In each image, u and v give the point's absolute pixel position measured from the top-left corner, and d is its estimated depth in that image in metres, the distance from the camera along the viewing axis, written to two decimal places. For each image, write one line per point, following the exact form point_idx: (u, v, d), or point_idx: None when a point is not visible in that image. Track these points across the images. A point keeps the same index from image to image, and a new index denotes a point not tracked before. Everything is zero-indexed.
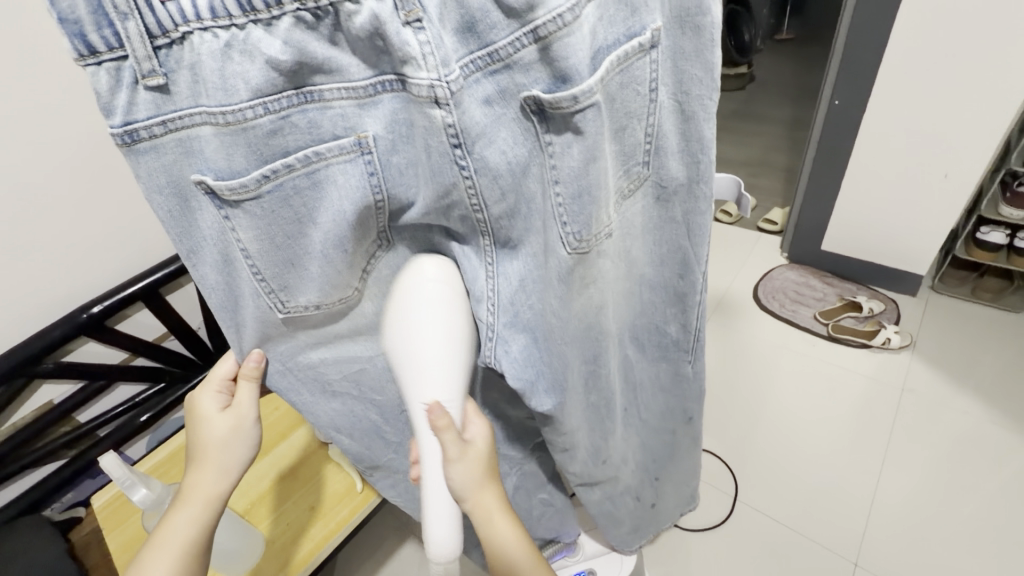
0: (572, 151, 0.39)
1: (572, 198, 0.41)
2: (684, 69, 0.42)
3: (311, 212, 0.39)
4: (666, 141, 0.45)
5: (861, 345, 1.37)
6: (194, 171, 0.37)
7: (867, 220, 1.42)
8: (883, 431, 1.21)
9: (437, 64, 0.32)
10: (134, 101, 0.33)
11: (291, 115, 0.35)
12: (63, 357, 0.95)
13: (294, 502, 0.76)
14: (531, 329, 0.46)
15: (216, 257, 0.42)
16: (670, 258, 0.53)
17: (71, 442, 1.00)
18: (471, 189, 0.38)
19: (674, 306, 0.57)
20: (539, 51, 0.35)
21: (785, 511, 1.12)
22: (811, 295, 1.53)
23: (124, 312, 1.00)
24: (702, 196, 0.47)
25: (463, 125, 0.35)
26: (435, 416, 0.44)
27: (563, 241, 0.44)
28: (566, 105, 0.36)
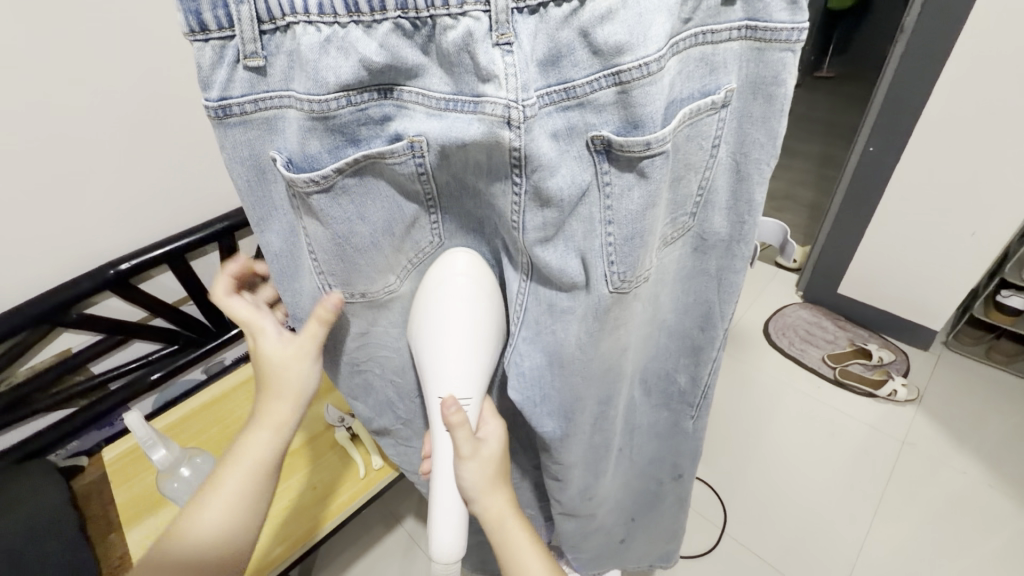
0: (631, 195, 0.39)
1: (623, 243, 0.41)
2: (748, 131, 0.42)
3: (361, 202, 0.41)
4: (716, 196, 0.46)
5: (866, 393, 1.37)
6: (273, 149, 0.39)
7: (888, 269, 1.41)
8: (879, 480, 1.21)
9: (516, 88, 0.32)
10: (231, 79, 0.36)
11: (368, 108, 0.36)
12: (87, 309, 0.97)
13: (298, 480, 0.78)
14: (549, 353, 0.48)
15: (284, 226, 0.46)
16: (697, 308, 0.55)
17: (83, 392, 1.03)
18: (516, 207, 0.38)
19: (688, 356, 0.59)
20: (617, 94, 0.34)
21: (774, 549, 1.12)
22: (822, 336, 1.52)
23: (148, 273, 1.02)
24: (740, 256, 0.48)
25: (528, 151, 0.35)
26: (450, 411, 0.46)
27: (608, 279, 0.43)
28: (638, 150, 0.36)
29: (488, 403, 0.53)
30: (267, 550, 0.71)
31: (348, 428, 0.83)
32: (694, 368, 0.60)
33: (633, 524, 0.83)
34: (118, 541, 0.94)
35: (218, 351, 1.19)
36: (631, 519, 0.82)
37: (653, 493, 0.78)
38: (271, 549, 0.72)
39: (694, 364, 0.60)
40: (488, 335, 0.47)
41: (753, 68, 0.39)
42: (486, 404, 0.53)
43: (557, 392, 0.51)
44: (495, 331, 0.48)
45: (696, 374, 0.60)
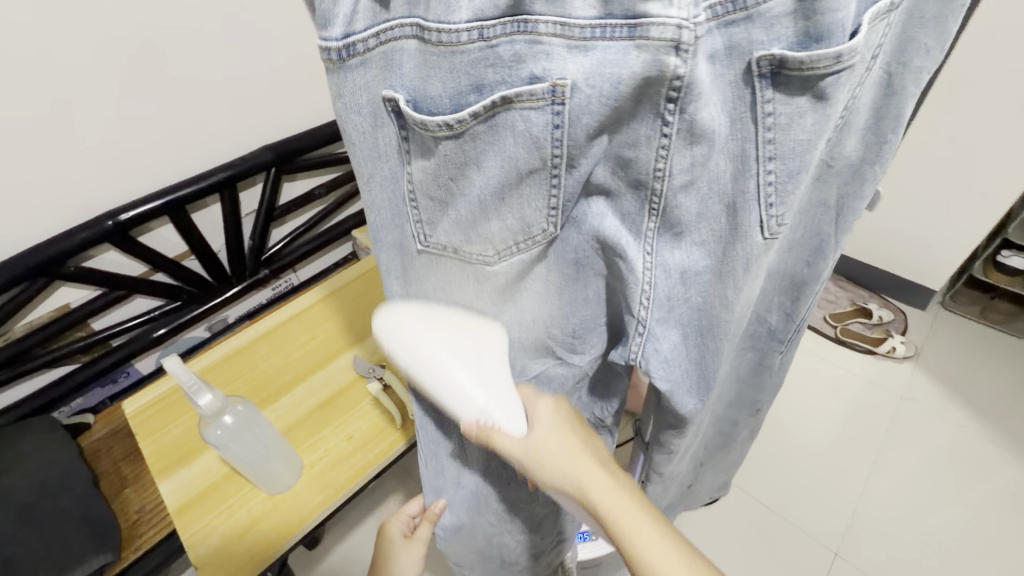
0: (802, 121, 0.36)
1: (784, 179, 0.39)
2: (916, 36, 0.41)
3: (482, 154, 0.38)
4: (859, 117, 0.45)
5: (866, 351, 1.40)
6: (387, 88, 0.38)
7: (893, 230, 1.42)
8: (878, 432, 1.25)
9: (687, 5, 0.31)
10: (355, 12, 0.36)
11: (499, 44, 0.33)
12: (85, 262, 0.93)
13: (334, 431, 0.76)
14: (685, 326, 0.47)
15: (388, 174, 0.44)
16: (807, 247, 0.54)
17: (85, 349, 0.99)
18: (664, 148, 0.36)
19: (789, 295, 0.58)
20: (794, 3, 0.33)
21: (773, 496, 1.16)
22: (823, 297, 1.55)
23: (147, 224, 0.97)
24: (872, 178, 0.48)
25: (691, 78, 0.33)
26: None
27: (761, 224, 0.40)
28: (825, 65, 0.33)
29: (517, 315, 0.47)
30: (307, 499, 0.70)
31: (379, 379, 0.79)
32: (790, 303, 0.58)
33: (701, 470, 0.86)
34: (135, 498, 0.93)
35: (223, 307, 1.15)
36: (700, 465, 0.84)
37: (723, 437, 0.80)
38: (312, 498, 0.70)
39: (791, 301, 0.58)
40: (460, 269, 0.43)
41: None
42: (524, 393, 0.54)
43: (693, 356, 0.49)
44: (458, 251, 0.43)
45: (790, 310, 0.59)
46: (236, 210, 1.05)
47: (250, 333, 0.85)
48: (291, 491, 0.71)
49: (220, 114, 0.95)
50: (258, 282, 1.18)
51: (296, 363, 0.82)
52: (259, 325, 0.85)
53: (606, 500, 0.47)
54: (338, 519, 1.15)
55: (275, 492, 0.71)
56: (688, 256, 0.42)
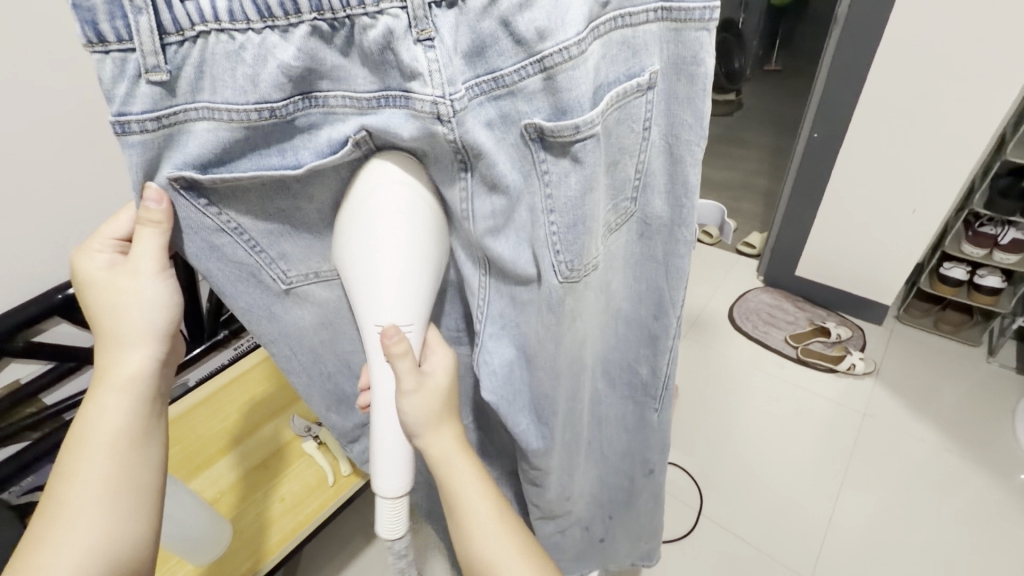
0: (568, 180, 0.39)
1: (567, 229, 0.42)
2: (677, 112, 0.43)
3: (308, 198, 0.42)
4: (653, 179, 0.47)
5: (827, 369, 1.42)
6: (173, 166, 0.37)
7: (840, 250, 1.47)
8: (844, 451, 1.26)
9: (443, 82, 0.33)
10: (133, 94, 0.33)
11: (295, 117, 0.36)
12: (33, 337, 0.94)
13: (266, 493, 0.77)
14: (522, 343, 0.50)
15: (204, 246, 0.43)
16: (648, 295, 0.57)
17: (35, 424, 0.98)
18: (465, 199, 0.39)
19: (647, 346, 0.61)
20: (544, 81, 0.35)
21: (749, 527, 1.15)
22: (784, 318, 1.58)
23: None
24: (684, 239, 0.49)
25: (466, 142, 0.35)
26: (391, 341, 0.42)
27: (554, 268, 0.44)
28: (567, 134, 0.37)
29: (433, 332, 0.50)
30: (236, 564, 0.69)
31: (315, 437, 0.81)
32: (655, 358, 0.61)
33: (610, 521, 0.85)
34: None
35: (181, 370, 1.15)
36: (609, 516, 0.84)
37: (623, 494, 0.80)
38: (238, 564, 0.69)
39: (651, 355, 0.61)
40: (429, 278, 0.42)
41: (673, 48, 0.40)
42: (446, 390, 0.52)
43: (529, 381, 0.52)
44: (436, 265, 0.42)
45: (657, 365, 0.62)
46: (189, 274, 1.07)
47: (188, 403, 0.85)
48: (215, 559, 0.70)
49: None
50: (217, 343, 1.19)
51: (231, 428, 0.82)
52: (196, 393, 0.85)
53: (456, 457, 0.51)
54: None
55: (197, 561, 0.69)
56: (511, 290, 0.47)
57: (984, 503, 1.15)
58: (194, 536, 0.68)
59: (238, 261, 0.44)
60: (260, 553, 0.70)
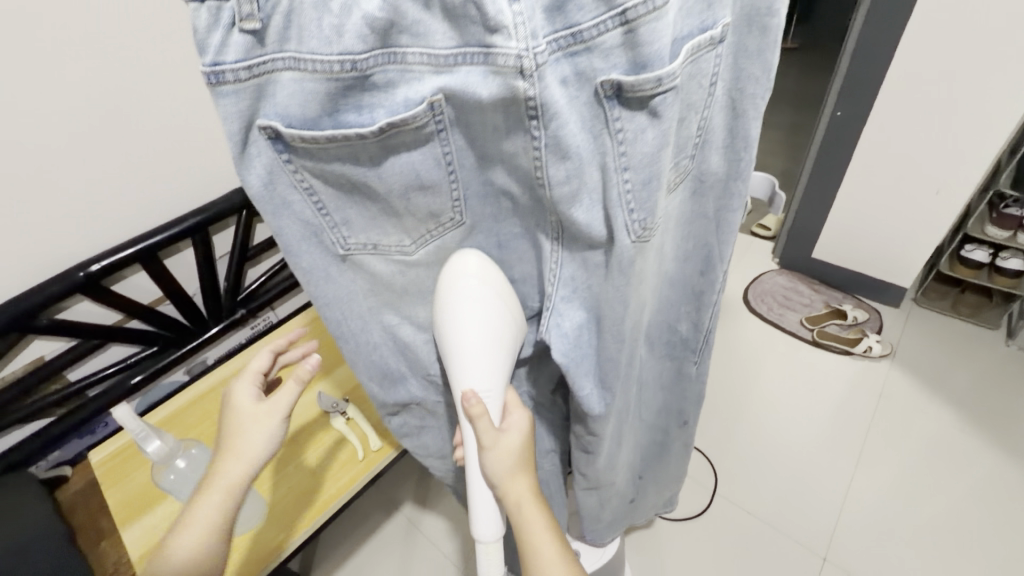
0: (645, 137, 0.37)
1: (641, 188, 0.39)
2: (745, 67, 0.43)
3: (381, 166, 0.39)
4: (713, 136, 0.47)
5: (842, 351, 1.42)
6: (262, 116, 0.37)
7: (858, 231, 1.46)
8: (860, 431, 1.26)
9: (526, 36, 0.31)
10: (226, 43, 0.33)
11: (373, 73, 0.34)
12: (57, 315, 0.95)
13: (297, 466, 0.78)
14: (588, 309, 0.49)
15: (277, 201, 0.43)
16: (698, 256, 0.57)
17: (60, 400, 0.99)
18: (537, 161, 0.37)
19: (691, 303, 0.61)
20: (624, 35, 0.33)
21: (765, 507, 1.16)
22: (799, 301, 1.57)
23: (119, 273, 0.99)
24: (738, 194, 0.50)
25: (544, 100, 0.33)
26: (469, 404, 0.49)
27: (627, 229, 0.41)
28: (649, 88, 0.34)
29: (512, 394, 0.54)
30: (271, 537, 0.71)
31: (342, 412, 0.82)
32: (697, 314, 0.62)
33: (640, 480, 0.86)
34: (112, 549, 0.92)
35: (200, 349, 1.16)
36: (639, 476, 0.86)
37: (659, 444, 0.81)
38: (272, 536, 0.71)
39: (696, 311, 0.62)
40: (503, 352, 0.49)
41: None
42: (511, 395, 0.54)
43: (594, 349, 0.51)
44: (511, 332, 0.50)
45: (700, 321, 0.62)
46: (208, 253, 1.07)
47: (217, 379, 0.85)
48: (252, 532, 0.72)
49: (188, 160, 0.98)
50: (236, 322, 1.19)
51: None
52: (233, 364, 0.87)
53: (529, 509, 0.51)
54: (324, 557, 1.14)
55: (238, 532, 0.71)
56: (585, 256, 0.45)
57: (1002, 483, 1.15)
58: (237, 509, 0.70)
59: (308, 220, 0.44)
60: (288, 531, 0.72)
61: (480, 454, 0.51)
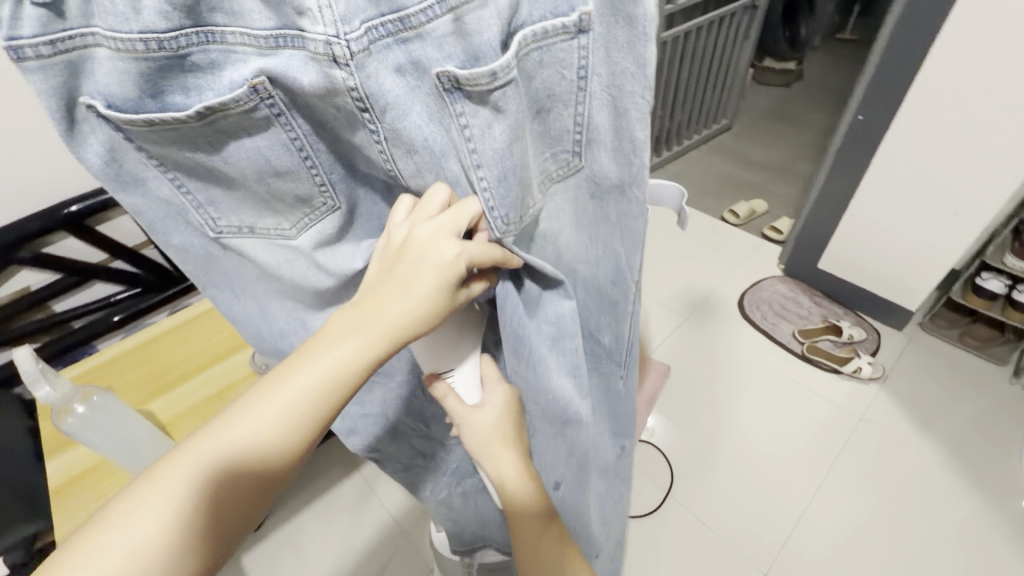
0: (493, 133, 0.37)
1: (497, 187, 0.38)
2: (618, 60, 0.38)
3: (224, 152, 0.39)
4: (600, 134, 0.43)
5: (831, 370, 1.36)
6: (85, 94, 0.35)
7: (867, 247, 1.37)
8: (833, 453, 1.22)
9: (335, 21, 0.32)
10: (19, 16, 0.31)
11: (191, 53, 0.34)
12: (43, 248, 1.00)
13: None
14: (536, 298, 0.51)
15: (126, 179, 0.41)
16: (607, 263, 0.51)
17: (44, 329, 1.05)
18: (383, 152, 0.38)
19: (608, 313, 0.55)
20: (453, 22, 0.34)
21: (718, 517, 1.14)
22: (796, 312, 1.50)
23: (103, 215, 1.04)
24: (636, 199, 0.44)
25: (369, 91, 0.34)
26: (469, 422, 0.56)
27: (492, 226, 0.41)
28: (484, 83, 0.34)
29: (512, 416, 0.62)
30: None
31: None
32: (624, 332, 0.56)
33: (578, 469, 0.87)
34: None
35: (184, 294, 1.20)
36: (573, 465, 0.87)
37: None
38: None
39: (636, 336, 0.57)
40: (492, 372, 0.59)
41: None
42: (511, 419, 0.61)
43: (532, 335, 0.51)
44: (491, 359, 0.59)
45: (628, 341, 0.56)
46: None
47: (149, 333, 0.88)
48: None
49: None
50: None
51: (195, 357, 0.85)
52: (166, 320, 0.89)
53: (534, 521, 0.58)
54: (282, 503, 1.19)
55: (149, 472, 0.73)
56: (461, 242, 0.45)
57: (973, 529, 1.09)
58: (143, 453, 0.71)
59: (166, 202, 0.43)
60: None
61: (489, 473, 0.58)
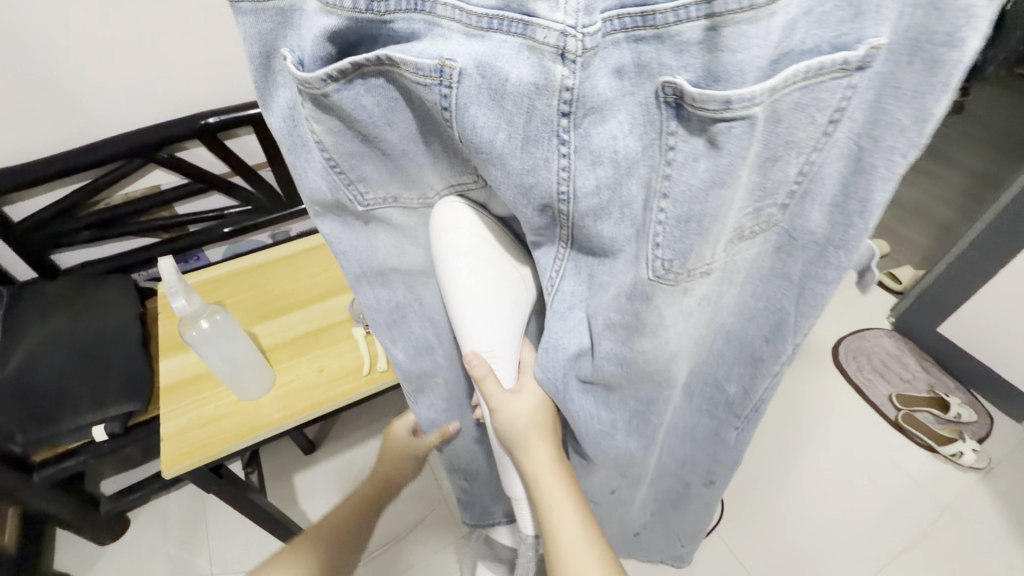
0: (695, 167, 0.30)
1: (674, 227, 0.32)
2: (888, 109, 0.29)
3: (394, 110, 0.33)
4: (822, 187, 0.34)
5: (925, 446, 1.23)
6: (286, 46, 0.33)
7: (1007, 322, 1.19)
8: (903, 536, 1.11)
9: (577, 10, 0.26)
10: None
11: (396, 20, 0.29)
12: (177, 153, 1.07)
13: (309, 358, 0.68)
14: (622, 363, 0.42)
15: (290, 139, 0.38)
16: (766, 314, 0.43)
17: (165, 227, 1.14)
18: (563, 170, 0.30)
19: (744, 368, 0.48)
20: (706, 31, 0.26)
21: (761, 561, 1.10)
22: (898, 373, 1.36)
23: (233, 131, 1.09)
24: (837, 265, 0.36)
25: (582, 91, 0.28)
26: (473, 365, 0.41)
27: (649, 262, 0.34)
28: (713, 109, 0.27)
29: (527, 351, 0.46)
30: (266, 412, 0.63)
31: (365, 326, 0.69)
32: (749, 379, 0.49)
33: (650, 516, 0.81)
34: None
35: (287, 219, 1.25)
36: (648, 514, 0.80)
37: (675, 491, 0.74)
38: (268, 414, 0.63)
39: (751, 376, 0.49)
40: (519, 310, 0.43)
41: (921, 15, 0.26)
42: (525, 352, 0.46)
43: (569, 386, 0.43)
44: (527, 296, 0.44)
45: (748, 386, 0.50)
46: None
47: (260, 256, 0.81)
48: (252, 404, 0.64)
49: None
50: None
51: (302, 291, 0.77)
52: (273, 251, 0.81)
53: (547, 481, 0.44)
54: (336, 438, 1.24)
55: (241, 397, 0.64)
56: (606, 270, 0.36)
57: None
58: (239, 372, 0.62)
59: (323, 174, 0.39)
60: (280, 416, 0.63)
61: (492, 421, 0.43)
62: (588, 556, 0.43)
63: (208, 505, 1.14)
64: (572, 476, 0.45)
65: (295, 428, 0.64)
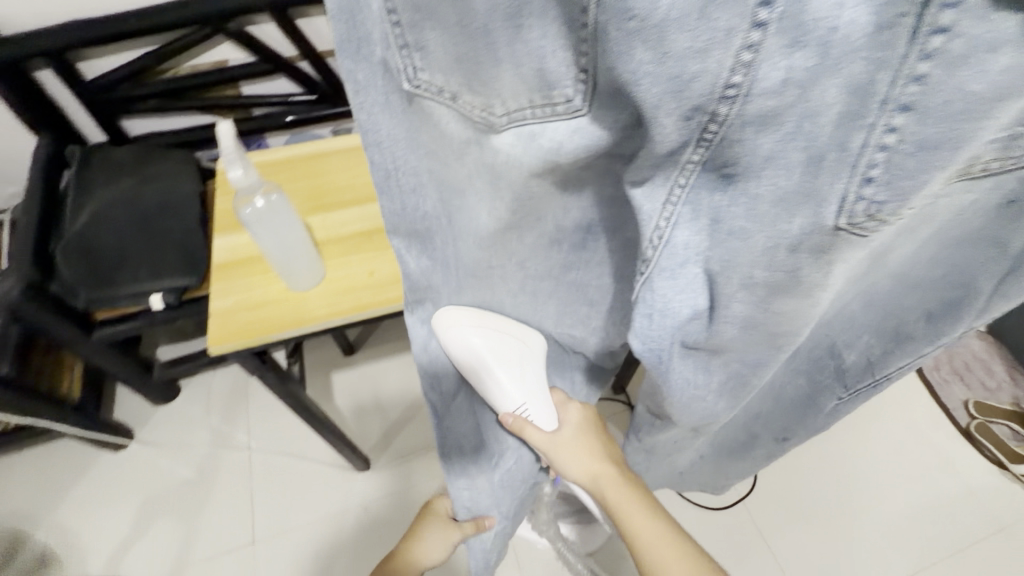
0: (976, 61, 0.20)
1: (907, 157, 0.23)
2: None
3: None
4: None
5: (993, 460, 1.11)
6: None
7: None
8: (943, 548, 1.04)
9: None
10: None
11: None
12: (247, 28, 1.02)
13: (361, 259, 0.65)
14: (746, 325, 0.34)
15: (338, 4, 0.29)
16: (943, 284, 0.39)
17: (229, 106, 1.11)
18: (748, 49, 0.22)
19: (884, 339, 0.45)
20: None
21: (783, 539, 1.07)
22: (981, 378, 1.23)
23: (304, 10, 1.02)
24: None
25: None
26: (509, 422, 0.59)
27: (842, 204, 0.25)
28: None
29: (558, 395, 0.63)
30: (313, 306, 0.61)
31: None
32: (879, 352, 0.46)
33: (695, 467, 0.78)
34: None
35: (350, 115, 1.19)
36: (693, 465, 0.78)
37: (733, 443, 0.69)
38: (315, 308, 0.61)
39: (883, 350, 0.46)
40: (522, 368, 0.56)
41: None
42: (558, 395, 0.63)
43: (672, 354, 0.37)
44: (514, 344, 0.54)
45: (875, 358, 0.46)
46: None
47: (317, 146, 0.77)
48: (299, 295, 0.62)
49: None
50: None
51: (359, 188, 0.72)
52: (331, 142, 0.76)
53: (614, 492, 0.58)
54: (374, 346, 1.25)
55: (290, 287, 0.62)
56: (748, 212, 0.27)
57: None
58: (291, 260, 0.60)
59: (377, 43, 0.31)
60: (326, 312, 0.61)
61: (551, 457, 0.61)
62: (667, 546, 0.54)
63: (250, 389, 1.19)
64: (638, 484, 0.59)
65: (340, 327, 0.62)
